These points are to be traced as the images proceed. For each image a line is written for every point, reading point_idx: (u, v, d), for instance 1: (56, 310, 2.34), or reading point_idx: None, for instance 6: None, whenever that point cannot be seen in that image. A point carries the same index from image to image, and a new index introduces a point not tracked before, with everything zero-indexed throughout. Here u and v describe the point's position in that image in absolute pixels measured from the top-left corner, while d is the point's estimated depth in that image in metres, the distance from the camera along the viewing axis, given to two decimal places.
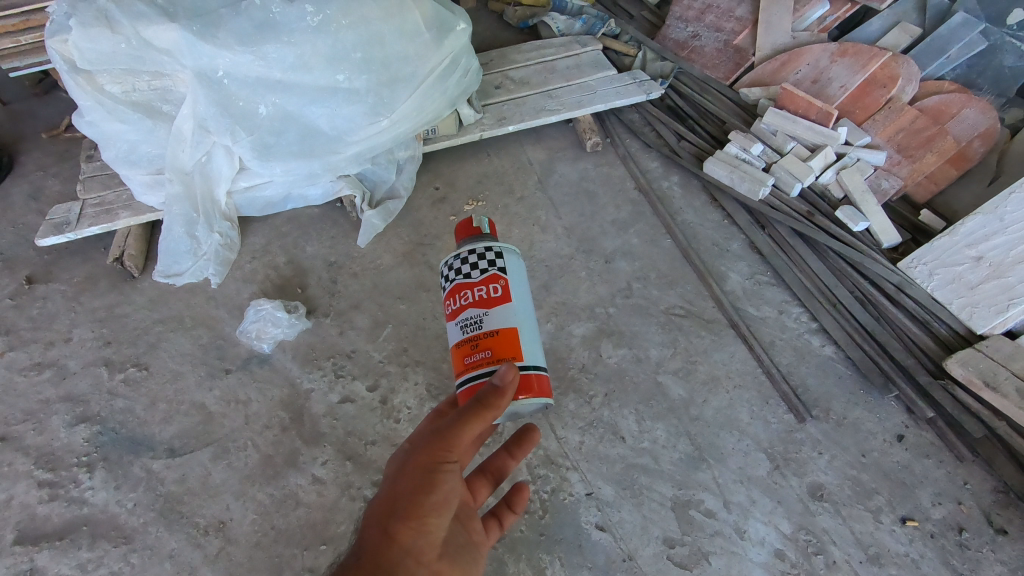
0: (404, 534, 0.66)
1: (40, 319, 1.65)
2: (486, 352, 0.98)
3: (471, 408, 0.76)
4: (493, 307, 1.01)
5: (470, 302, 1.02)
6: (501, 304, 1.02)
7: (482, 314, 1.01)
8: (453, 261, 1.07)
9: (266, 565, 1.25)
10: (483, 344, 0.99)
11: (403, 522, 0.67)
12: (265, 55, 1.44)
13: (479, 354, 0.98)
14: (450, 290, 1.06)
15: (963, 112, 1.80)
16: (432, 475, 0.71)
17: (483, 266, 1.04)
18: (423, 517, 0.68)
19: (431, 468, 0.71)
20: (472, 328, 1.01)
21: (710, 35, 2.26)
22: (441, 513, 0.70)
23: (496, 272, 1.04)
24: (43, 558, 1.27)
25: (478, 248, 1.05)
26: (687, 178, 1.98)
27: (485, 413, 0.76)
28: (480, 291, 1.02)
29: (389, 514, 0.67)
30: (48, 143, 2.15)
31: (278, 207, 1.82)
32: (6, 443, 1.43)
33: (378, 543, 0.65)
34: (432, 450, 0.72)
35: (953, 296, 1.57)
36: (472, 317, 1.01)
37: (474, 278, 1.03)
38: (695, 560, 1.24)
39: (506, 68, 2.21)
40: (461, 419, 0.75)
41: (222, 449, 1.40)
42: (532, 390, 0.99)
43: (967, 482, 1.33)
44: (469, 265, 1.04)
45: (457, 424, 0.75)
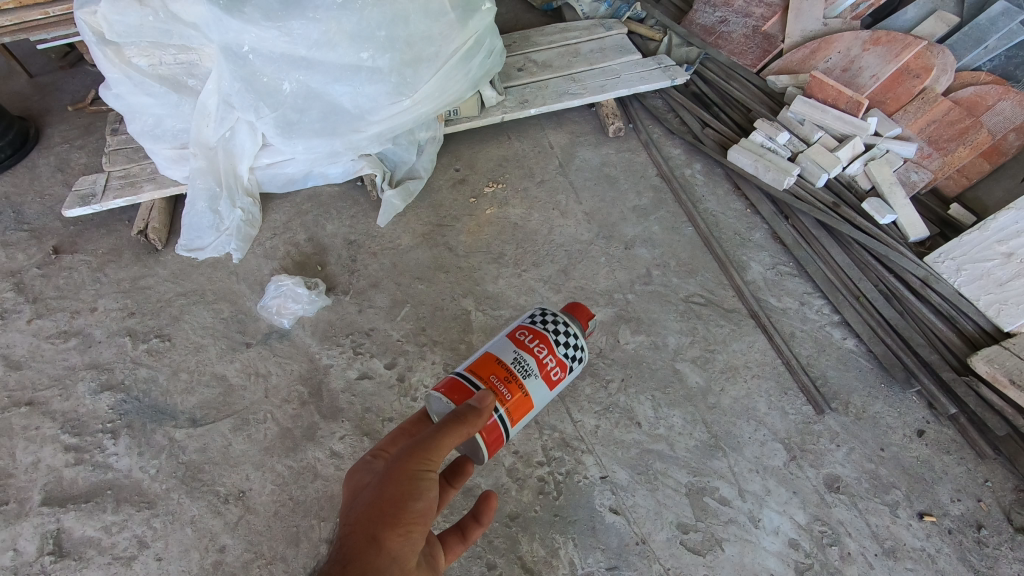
0: (390, 542, 0.67)
1: (66, 288, 1.68)
2: (508, 394, 0.93)
3: (449, 421, 0.77)
4: (542, 379, 0.98)
5: (539, 356, 0.98)
6: (547, 386, 0.99)
7: (535, 372, 0.97)
8: (549, 316, 1.04)
9: (284, 535, 1.27)
10: (512, 387, 0.94)
11: (391, 529, 0.68)
12: (291, 31, 1.42)
13: (502, 388, 0.93)
14: (532, 328, 1.01)
15: (998, 104, 1.76)
16: (418, 484, 0.72)
17: (569, 353, 1.02)
18: (408, 526, 0.69)
19: (418, 478, 0.72)
20: (518, 368, 0.96)
21: (739, 20, 2.22)
22: (425, 521, 0.71)
23: (570, 364, 1.02)
24: (69, 519, 1.30)
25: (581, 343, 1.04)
26: (710, 167, 1.96)
27: (461, 426, 0.77)
28: (549, 359, 0.99)
29: (374, 522, 0.68)
30: (74, 116, 2.18)
31: (298, 184, 1.84)
32: (33, 407, 1.46)
33: (362, 550, 0.65)
34: (417, 460, 0.72)
35: (981, 292, 1.54)
36: (528, 364, 0.96)
37: (557, 349, 1.00)
38: (707, 546, 1.24)
39: (529, 51, 2.18)
40: (444, 430, 0.75)
41: (242, 421, 1.42)
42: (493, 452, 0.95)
43: (987, 480, 1.32)
44: (565, 342, 1.01)
45: (441, 435, 0.75)
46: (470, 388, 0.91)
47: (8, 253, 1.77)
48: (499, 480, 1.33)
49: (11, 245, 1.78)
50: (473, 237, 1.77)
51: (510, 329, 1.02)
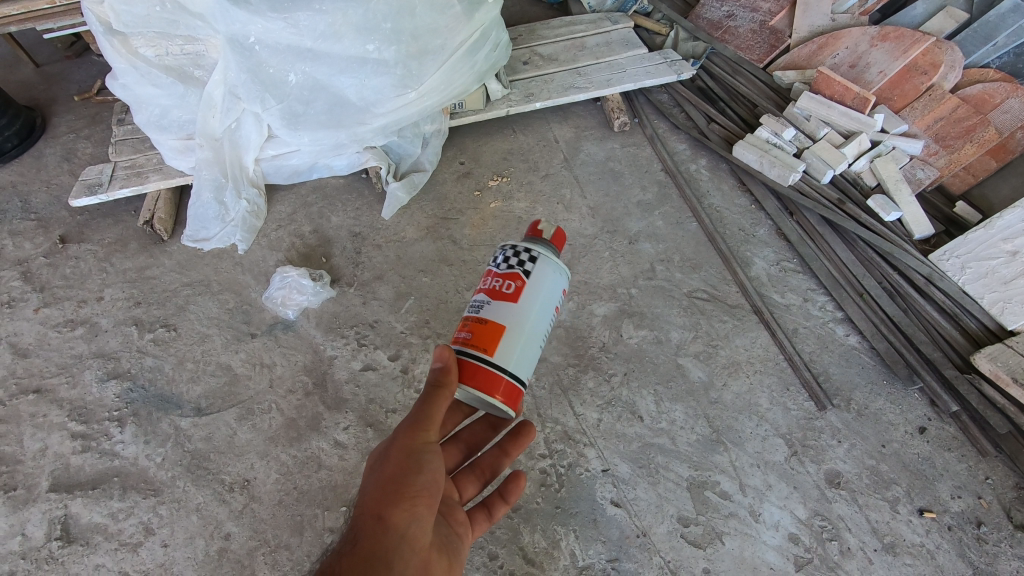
0: (397, 518, 0.71)
1: (72, 277, 1.69)
2: (466, 334, 0.96)
3: (431, 391, 0.81)
4: (495, 301, 0.97)
5: (486, 288, 1.00)
6: (507, 302, 0.96)
7: (486, 302, 0.98)
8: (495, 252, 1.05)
9: (288, 523, 1.28)
10: (472, 327, 0.96)
11: (396, 504, 0.71)
12: (297, 23, 1.42)
13: (463, 333, 0.96)
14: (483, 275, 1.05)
15: (1007, 102, 1.73)
16: (417, 458, 0.76)
17: (513, 262, 0.99)
18: (413, 499, 0.73)
19: (414, 451, 0.76)
20: (473, 310, 0.98)
21: (746, 15, 2.21)
22: (429, 494, 0.74)
23: (521, 271, 0.98)
24: (76, 505, 1.32)
25: (525, 247, 1.01)
26: (715, 162, 1.96)
27: (444, 392, 0.81)
28: (495, 283, 0.99)
29: (380, 500, 0.71)
30: (81, 106, 2.19)
31: (304, 175, 1.85)
32: (41, 394, 1.48)
33: (371, 528, 0.69)
34: (411, 435, 0.77)
35: (985, 290, 1.54)
36: (479, 301, 0.99)
37: (498, 269, 1.00)
38: (708, 540, 1.25)
39: (535, 44, 2.18)
40: (430, 401, 0.80)
41: (247, 411, 1.44)
42: (499, 392, 0.92)
43: (988, 477, 1.32)
44: (503, 257, 1.01)
45: (428, 409, 0.79)
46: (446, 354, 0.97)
47: (15, 242, 1.78)
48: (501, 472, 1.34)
49: (19, 234, 1.79)
50: (477, 230, 1.78)
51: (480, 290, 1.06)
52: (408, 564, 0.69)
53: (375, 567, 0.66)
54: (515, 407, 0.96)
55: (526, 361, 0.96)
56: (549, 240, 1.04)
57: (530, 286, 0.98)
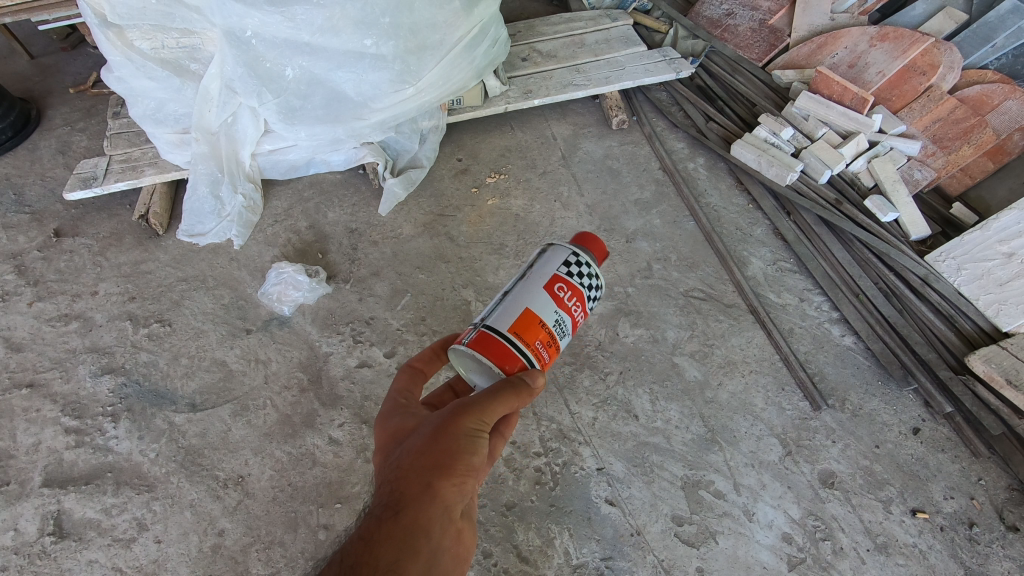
0: (444, 491, 0.69)
1: (66, 271, 1.68)
2: (546, 358, 0.89)
3: (508, 387, 0.76)
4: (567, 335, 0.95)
5: (571, 313, 0.93)
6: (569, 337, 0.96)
7: (568, 331, 0.93)
8: (585, 262, 0.95)
9: (282, 520, 1.28)
10: (550, 350, 0.90)
11: (445, 479, 0.69)
12: (295, 16, 1.40)
13: (542, 352, 0.88)
14: (568, 278, 0.93)
15: (1005, 104, 1.73)
16: (470, 439, 0.72)
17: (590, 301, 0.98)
18: (461, 477, 0.70)
19: (470, 432, 0.72)
20: (557, 332, 0.91)
21: (745, 13, 2.20)
22: (475, 473, 0.72)
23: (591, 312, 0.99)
24: (70, 500, 1.31)
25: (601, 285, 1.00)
26: (713, 161, 1.95)
27: (518, 395, 0.77)
28: (577, 313, 0.94)
29: (426, 472, 0.69)
30: (76, 98, 2.17)
31: (301, 171, 1.84)
32: (34, 389, 1.47)
33: (414, 498, 0.67)
34: (467, 415, 0.73)
35: (981, 292, 1.54)
36: (563, 323, 0.92)
37: (585, 299, 0.95)
38: (702, 539, 1.25)
39: (534, 41, 2.17)
40: (497, 392, 0.76)
41: (242, 407, 1.43)
42: None
43: (981, 478, 1.33)
44: (589, 284, 0.95)
45: (493, 401, 0.75)
46: (515, 353, 0.85)
47: (9, 235, 1.76)
48: (497, 470, 1.34)
49: (12, 228, 1.78)
50: (474, 227, 1.77)
51: (544, 276, 0.92)
52: (445, 537, 0.68)
53: (415, 538, 0.65)
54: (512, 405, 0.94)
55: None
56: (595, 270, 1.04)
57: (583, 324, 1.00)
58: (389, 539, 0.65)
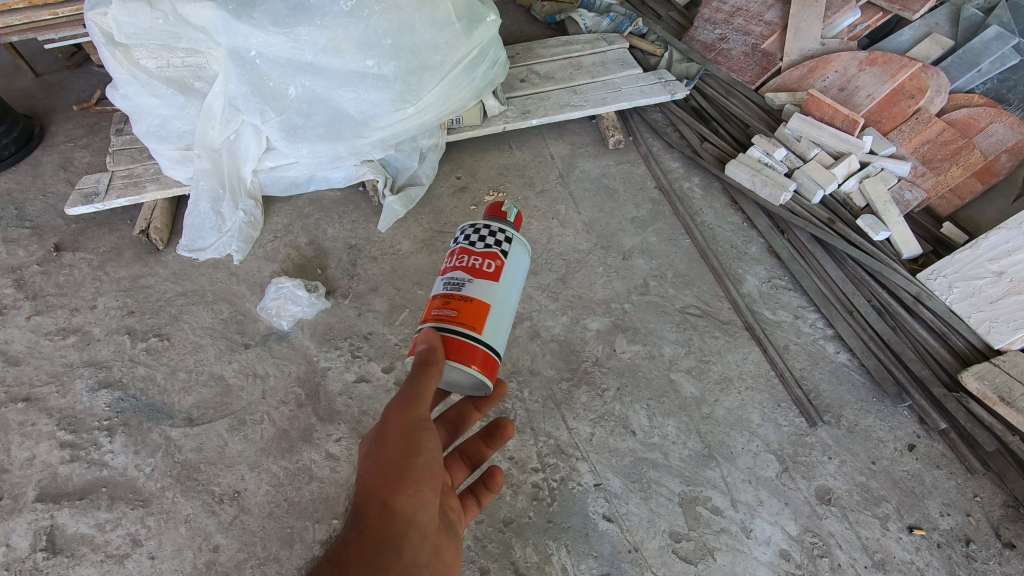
0: (402, 504, 0.69)
1: (66, 286, 1.69)
2: (451, 311, 0.91)
3: (418, 368, 0.78)
4: (478, 279, 0.95)
5: (464, 266, 0.96)
6: (491, 280, 0.95)
7: (467, 280, 0.95)
8: (464, 231, 1.03)
9: (278, 536, 1.27)
10: (454, 305, 0.92)
11: (400, 491, 0.70)
12: (299, 37, 1.44)
13: (446, 311, 0.92)
14: (452, 251, 1.01)
15: (991, 127, 1.79)
16: (417, 440, 0.73)
17: (491, 242, 0.99)
18: (417, 484, 0.71)
19: (414, 434, 0.73)
20: (453, 288, 0.94)
21: (738, 38, 2.26)
22: (431, 478, 0.73)
23: (498, 251, 0.98)
24: (63, 515, 1.30)
25: (493, 226, 1.01)
26: (708, 180, 1.99)
27: (431, 370, 0.79)
28: (475, 261, 0.96)
29: (383, 488, 0.70)
30: (79, 115, 2.20)
31: (302, 187, 1.86)
32: (30, 403, 1.47)
33: (377, 517, 0.68)
34: (402, 417, 0.74)
35: (972, 309, 1.56)
36: (456, 278, 0.95)
37: (475, 249, 0.98)
38: (700, 555, 1.25)
39: (532, 62, 2.22)
40: (417, 383, 0.77)
41: (238, 421, 1.43)
42: (477, 362, 0.89)
43: (977, 495, 1.33)
44: (477, 235, 0.99)
45: (414, 386, 0.76)
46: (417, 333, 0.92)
47: (9, 250, 1.77)
48: None
49: (13, 242, 1.79)
50: None
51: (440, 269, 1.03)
52: (419, 549, 0.69)
53: (385, 553, 0.65)
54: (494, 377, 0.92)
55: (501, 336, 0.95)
56: (512, 221, 1.05)
57: (508, 265, 0.99)
58: (357, 560, 0.64)
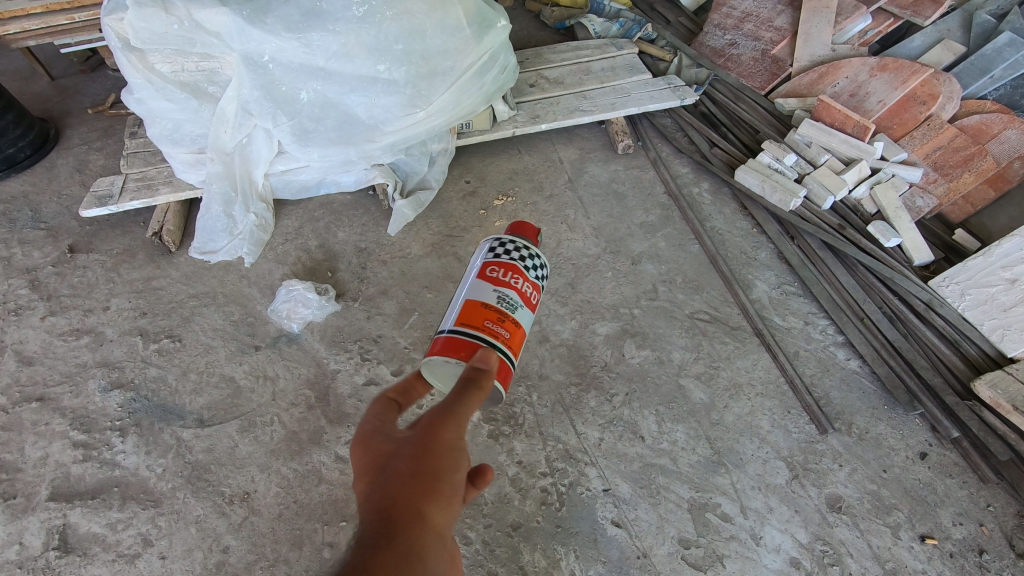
0: (437, 518, 0.55)
1: (80, 287, 1.71)
2: (504, 332, 0.93)
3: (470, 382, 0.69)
4: (525, 306, 1.00)
5: (515, 286, 0.99)
6: (530, 309, 1.01)
7: (519, 303, 0.98)
8: (513, 243, 1.05)
9: (288, 537, 1.28)
10: (506, 325, 0.94)
11: (435, 504, 0.56)
12: (311, 42, 1.45)
13: (499, 329, 0.93)
14: (499, 261, 1.02)
15: (1004, 133, 1.77)
16: (449, 453, 0.61)
17: (533, 270, 1.05)
18: (449, 500, 0.58)
19: (447, 446, 0.61)
20: (505, 304, 0.96)
21: (748, 44, 2.26)
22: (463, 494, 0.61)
23: (539, 283, 1.05)
24: (75, 515, 1.31)
25: (539, 255, 1.07)
26: (717, 185, 1.99)
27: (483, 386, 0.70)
28: (520, 283, 1.00)
29: (420, 497, 0.56)
30: (93, 118, 2.23)
31: (312, 191, 1.88)
32: (44, 403, 1.48)
33: (405, 532, 0.53)
34: (449, 422, 0.63)
35: (985, 317, 1.55)
36: (508, 296, 0.97)
37: (519, 269, 1.02)
38: (709, 562, 1.24)
39: (541, 67, 2.22)
40: (466, 400, 0.66)
41: (249, 423, 1.44)
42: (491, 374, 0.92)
43: (990, 505, 1.32)
44: (506, 250, 1.04)
45: (467, 399, 0.67)
46: (472, 340, 0.90)
47: (25, 251, 1.80)
48: (502, 489, 1.33)
49: (28, 243, 1.81)
50: None
51: (479, 270, 1.02)
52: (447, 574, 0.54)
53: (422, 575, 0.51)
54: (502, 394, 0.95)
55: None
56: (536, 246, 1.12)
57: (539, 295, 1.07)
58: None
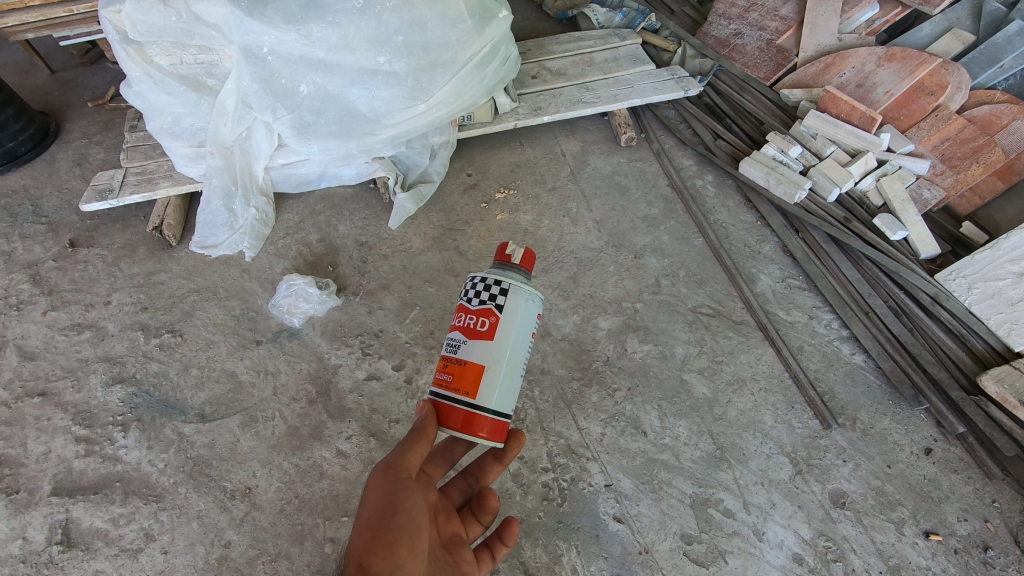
0: (374, 564, 0.72)
1: (81, 281, 1.70)
2: (448, 377, 0.90)
3: (414, 434, 0.85)
4: (472, 341, 0.90)
5: (460, 326, 0.93)
6: (479, 342, 0.90)
7: (462, 341, 0.91)
8: (476, 279, 0.95)
9: (289, 533, 1.28)
10: (450, 368, 0.91)
11: (374, 553, 0.72)
12: (311, 34, 1.44)
13: (445, 375, 0.91)
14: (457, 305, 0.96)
15: (1014, 123, 1.73)
16: (393, 501, 0.77)
17: (484, 297, 0.92)
18: (390, 545, 0.74)
19: (391, 494, 0.78)
20: (450, 350, 0.92)
21: (753, 33, 2.23)
22: (405, 537, 0.75)
23: (493, 306, 0.91)
24: (78, 509, 1.31)
25: (488, 277, 0.94)
26: (721, 178, 1.97)
27: (423, 435, 0.85)
28: (470, 320, 0.92)
29: (361, 549, 0.73)
30: (94, 112, 2.22)
31: (314, 184, 1.87)
32: (46, 398, 1.48)
33: None
34: (388, 476, 0.80)
35: (992, 311, 1.53)
36: (454, 340, 0.92)
37: (471, 306, 0.93)
38: (711, 558, 1.24)
39: (544, 58, 2.20)
40: (409, 447, 0.83)
41: (250, 418, 1.44)
42: (478, 429, 0.89)
43: (995, 500, 1.31)
44: (472, 290, 0.94)
45: (405, 449, 0.83)
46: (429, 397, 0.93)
47: (25, 245, 1.79)
48: (504, 484, 1.33)
49: (29, 237, 1.81)
50: (483, 243, 1.78)
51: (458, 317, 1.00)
52: None
53: None
54: (502, 439, 0.91)
55: (511, 395, 0.91)
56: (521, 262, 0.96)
57: (505, 320, 0.91)
58: None
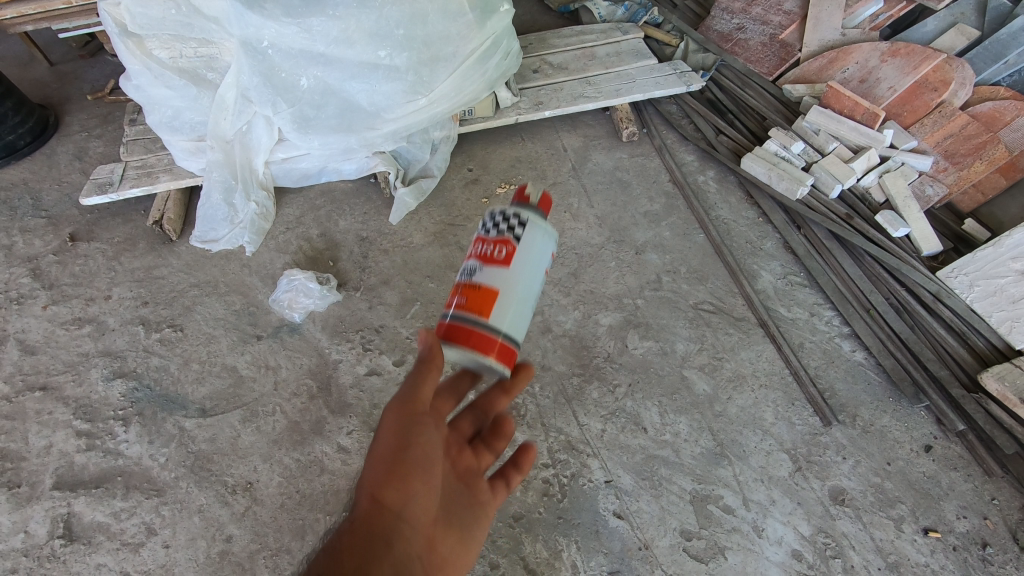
0: (390, 498, 0.62)
1: (81, 276, 1.70)
2: (460, 300, 0.82)
3: (425, 362, 0.71)
4: (487, 266, 0.82)
5: (475, 254, 0.85)
6: (495, 267, 0.82)
7: (477, 267, 0.83)
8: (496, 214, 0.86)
9: (290, 527, 1.28)
10: (465, 293, 0.82)
11: (388, 486, 0.63)
12: (311, 28, 1.43)
13: (458, 299, 0.82)
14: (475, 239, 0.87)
15: (1017, 121, 1.73)
16: (409, 435, 0.66)
17: (506, 227, 0.84)
18: (409, 478, 0.64)
19: (406, 426, 0.67)
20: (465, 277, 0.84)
21: (756, 28, 2.21)
22: (425, 473, 0.66)
23: (511, 237, 0.84)
24: (80, 503, 1.32)
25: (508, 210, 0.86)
26: (723, 174, 1.96)
27: (435, 365, 0.71)
28: (486, 248, 0.84)
29: (376, 482, 0.63)
30: (93, 105, 2.21)
31: (313, 179, 1.86)
32: (47, 392, 1.49)
33: (366, 514, 0.61)
34: (401, 409, 0.68)
35: (993, 309, 1.53)
36: (468, 268, 0.84)
37: (489, 234, 0.85)
38: (711, 554, 1.24)
39: (545, 53, 2.19)
40: (420, 378, 0.70)
41: (251, 413, 1.44)
42: (489, 350, 0.79)
43: (994, 498, 1.31)
44: (493, 224, 0.86)
45: (416, 380, 0.70)
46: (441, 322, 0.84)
47: (26, 239, 1.79)
48: None
49: (29, 231, 1.81)
50: None
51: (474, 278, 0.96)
52: (410, 549, 0.60)
53: (375, 549, 0.58)
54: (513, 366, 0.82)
55: (523, 319, 0.83)
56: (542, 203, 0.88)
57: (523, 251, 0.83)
58: (349, 552, 0.57)
